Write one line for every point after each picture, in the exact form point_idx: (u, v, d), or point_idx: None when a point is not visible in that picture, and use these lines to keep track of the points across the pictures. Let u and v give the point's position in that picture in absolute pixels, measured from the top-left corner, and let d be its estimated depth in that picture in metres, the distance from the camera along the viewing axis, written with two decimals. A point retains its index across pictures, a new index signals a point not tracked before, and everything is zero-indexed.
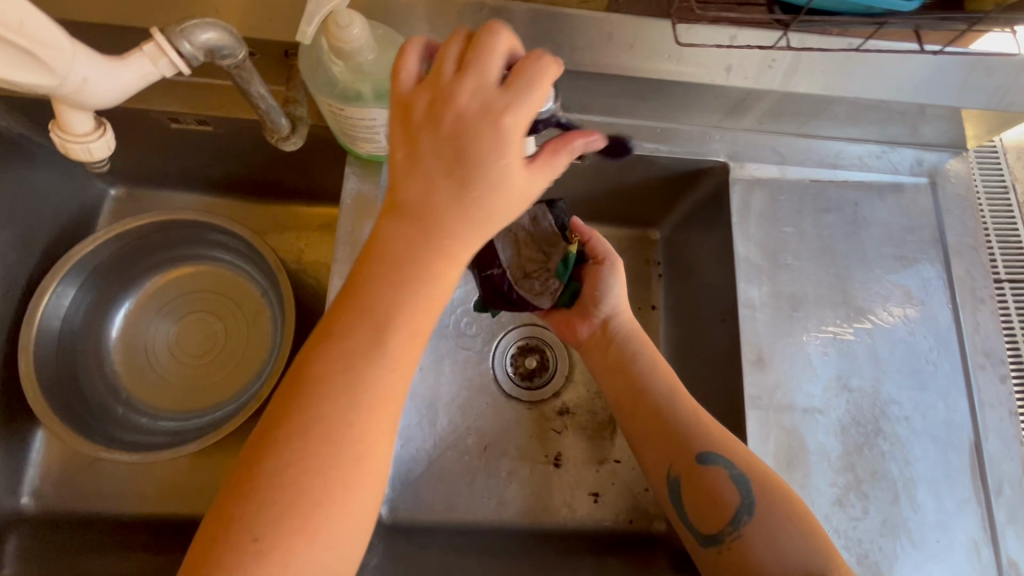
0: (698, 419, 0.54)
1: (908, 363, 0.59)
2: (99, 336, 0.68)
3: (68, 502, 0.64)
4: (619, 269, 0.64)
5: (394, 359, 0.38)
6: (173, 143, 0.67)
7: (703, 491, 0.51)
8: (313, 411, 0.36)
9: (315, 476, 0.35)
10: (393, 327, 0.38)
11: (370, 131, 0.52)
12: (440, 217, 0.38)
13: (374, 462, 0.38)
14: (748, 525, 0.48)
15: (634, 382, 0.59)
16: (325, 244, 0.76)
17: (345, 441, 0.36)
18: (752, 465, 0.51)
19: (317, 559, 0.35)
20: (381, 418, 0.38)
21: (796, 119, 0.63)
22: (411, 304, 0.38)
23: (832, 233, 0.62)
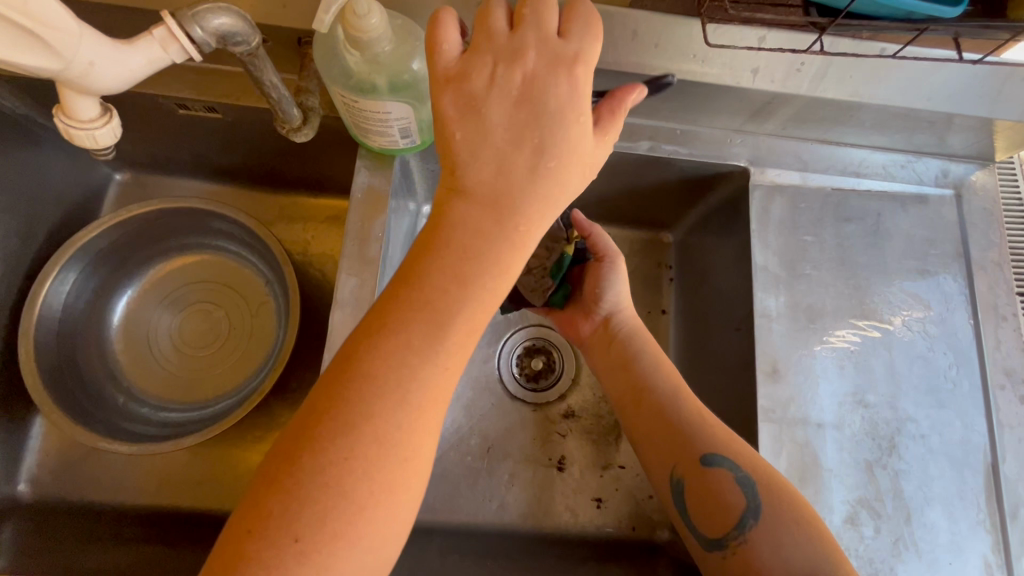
0: (703, 421, 0.53)
1: (926, 380, 0.57)
2: (101, 323, 0.67)
3: (66, 491, 0.63)
4: (620, 267, 0.64)
5: (448, 359, 0.37)
6: (181, 129, 0.65)
7: (706, 494, 0.50)
8: (364, 408, 0.35)
9: (363, 479, 0.34)
10: (448, 327, 0.37)
11: (383, 125, 0.50)
12: (512, 200, 0.38)
13: (418, 464, 0.37)
14: (754, 530, 0.46)
15: (636, 383, 0.58)
16: (332, 237, 0.75)
17: (393, 444, 0.35)
18: (756, 466, 0.49)
19: (358, 561, 0.34)
20: (429, 420, 0.37)
21: (820, 125, 0.61)
22: (474, 304, 0.38)
23: (853, 243, 0.61)
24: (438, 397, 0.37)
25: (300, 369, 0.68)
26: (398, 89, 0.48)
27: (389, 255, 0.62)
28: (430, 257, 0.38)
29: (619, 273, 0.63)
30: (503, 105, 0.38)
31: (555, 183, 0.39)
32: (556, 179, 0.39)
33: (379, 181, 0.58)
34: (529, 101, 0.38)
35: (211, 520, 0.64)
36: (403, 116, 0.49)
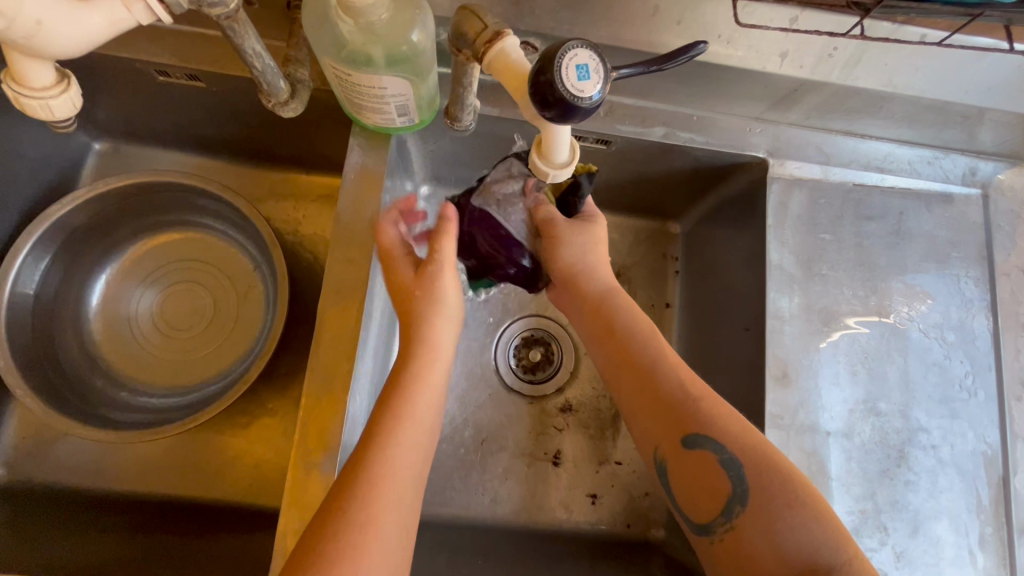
0: (691, 391, 0.48)
1: (940, 389, 0.55)
2: (77, 302, 0.64)
3: (42, 476, 0.61)
4: (577, 229, 0.58)
5: (385, 446, 0.43)
6: (163, 97, 0.61)
7: (692, 475, 0.46)
8: (370, 449, 0.43)
9: (331, 545, 0.38)
10: (384, 423, 0.44)
11: (379, 101, 0.46)
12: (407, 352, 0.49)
13: (377, 537, 0.39)
14: (741, 516, 0.42)
15: (620, 352, 0.53)
16: (323, 218, 0.71)
17: (352, 517, 0.39)
18: (744, 445, 0.44)
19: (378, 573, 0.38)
20: (384, 499, 0.41)
21: (846, 114, 0.57)
22: (411, 406, 0.46)
23: (872, 243, 0.58)
24: (388, 475, 0.42)
25: (288, 355, 0.66)
26: (395, 63, 0.44)
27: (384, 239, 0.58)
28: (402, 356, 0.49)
29: (561, 241, 0.58)
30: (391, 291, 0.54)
31: (439, 325, 0.50)
32: (434, 323, 0.50)
33: (374, 162, 0.55)
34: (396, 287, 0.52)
35: (193, 509, 0.62)
36: (400, 92, 0.45)
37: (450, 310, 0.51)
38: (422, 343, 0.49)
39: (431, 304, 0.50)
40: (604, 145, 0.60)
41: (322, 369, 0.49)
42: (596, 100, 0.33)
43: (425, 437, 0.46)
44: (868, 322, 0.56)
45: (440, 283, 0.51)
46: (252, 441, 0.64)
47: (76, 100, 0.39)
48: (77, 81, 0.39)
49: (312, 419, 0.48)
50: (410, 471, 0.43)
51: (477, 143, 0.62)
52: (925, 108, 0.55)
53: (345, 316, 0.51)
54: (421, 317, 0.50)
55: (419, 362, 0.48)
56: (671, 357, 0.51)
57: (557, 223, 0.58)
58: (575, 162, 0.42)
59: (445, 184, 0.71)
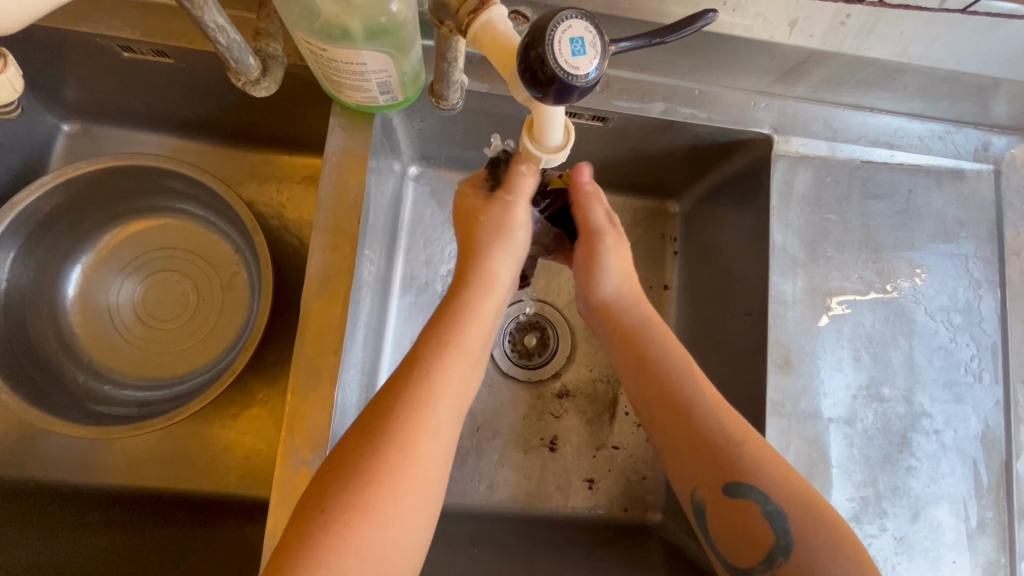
0: (735, 436, 0.46)
1: (945, 372, 0.54)
2: (53, 293, 0.62)
3: (29, 472, 0.59)
4: (613, 241, 0.57)
5: (430, 369, 0.43)
6: (132, 75, 0.58)
7: (731, 522, 0.45)
8: (419, 369, 0.43)
9: (372, 461, 0.39)
10: (431, 348, 0.44)
11: (359, 78, 0.43)
12: (466, 281, 0.50)
13: (418, 459, 0.40)
14: (783, 567, 0.42)
15: (658, 387, 0.50)
16: (308, 201, 0.68)
17: (391, 436, 0.39)
18: (792, 496, 0.43)
19: (410, 499, 0.39)
20: (426, 421, 0.41)
21: (856, 86, 0.54)
22: (460, 333, 0.46)
23: (879, 222, 0.55)
24: (433, 398, 0.42)
25: (277, 344, 0.64)
26: (374, 36, 0.41)
27: (371, 223, 0.55)
28: (460, 285, 0.49)
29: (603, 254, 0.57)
30: (467, 225, 0.53)
31: (499, 257, 0.51)
32: (496, 256, 0.51)
33: (357, 143, 0.52)
34: (502, 225, 0.51)
35: (183, 503, 0.60)
36: (381, 69, 0.42)
37: (514, 245, 0.52)
38: (480, 274, 0.50)
39: (502, 238, 0.51)
40: (601, 122, 0.57)
41: (307, 364, 0.47)
42: (592, 78, 0.30)
43: (472, 361, 0.46)
44: (867, 304, 0.54)
45: (513, 214, 0.52)
46: (241, 432, 0.62)
47: (16, 84, 0.43)
48: (15, 62, 0.43)
49: (299, 416, 0.46)
50: (455, 397, 0.44)
51: (469, 120, 0.59)
52: (939, 80, 0.52)
53: (329, 306, 0.48)
54: (484, 247, 0.51)
55: (472, 292, 0.49)
56: (713, 399, 0.48)
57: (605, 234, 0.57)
58: (570, 146, 0.40)
59: (435, 163, 0.68)
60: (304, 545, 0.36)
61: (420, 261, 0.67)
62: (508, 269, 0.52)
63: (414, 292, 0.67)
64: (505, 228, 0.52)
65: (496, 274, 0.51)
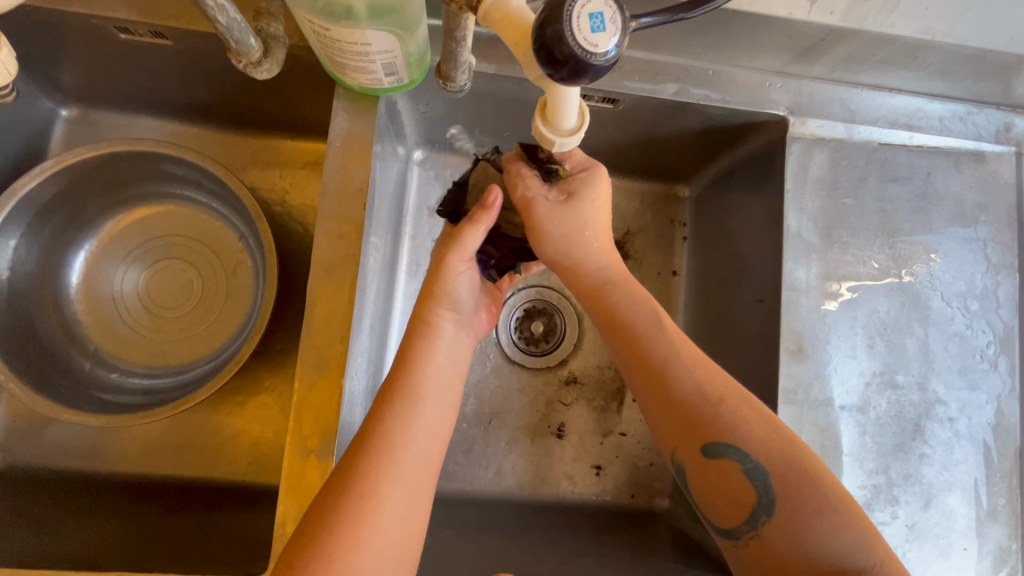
0: (712, 392, 0.45)
1: (960, 359, 0.53)
2: (56, 279, 0.61)
3: (38, 459, 0.60)
4: (558, 208, 0.50)
5: (388, 422, 0.44)
6: (130, 58, 0.56)
7: (713, 483, 0.44)
8: (379, 422, 0.43)
9: (334, 514, 0.39)
10: (391, 399, 0.45)
11: (363, 58, 0.42)
12: (414, 332, 0.49)
13: (380, 511, 0.40)
14: (767, 526, 0.41)
15: (635, 350, 0.49)
16: (311, 186, 0.67)
17: (356, 488, 0.40)
18: (773, 452, 0.42)
19: (375, 550, 0.39)
20: (388, 469, 0.42)
21: (875, 66, 0.53)
22: (419, 382, 0.46)
23: (896, 207, 0.54)
24: (395, 448, 0.42)
25: (282, 332, 0.63)
26: (378, 14, 0.39)
27: (376, 209, 0.55)
28: (415, 331, 0.49)
29: (542, 226, 0.50)
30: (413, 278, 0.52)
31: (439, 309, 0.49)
32: (435, 308, 0.49)
33: (362, 128, 0.50)
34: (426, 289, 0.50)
35: (194, 487, 0.61)
36: (386, 49, 0.41)
37: (457, 299, 0.50)
38: (426, 325, 0.49)
39: (435, 293, 0.49)
40: (611, 104, 0.56)
41: (315, 353, 0.47)
42: (611, 56, 0.29)
43: (437, 406, 0.46)
44: (883, 290, 0.53)
45: (437, 274, 0.49)
46: (249, 419, 0.62)
47: (10, 68, 0.42)
48: (8, 44, 0.41)
49: (307, 404, 0.46)
50: (418, 445, 0.44)
51: (475, 102, 0.57)
52: (962, 58, 0.51)
53: (336, 295, 0.48)
54: (423, 297, 0.50)
55: (424, 339, 0.48)
56: (689, 357, 0.47)
57: (537, 202, 0.50)
58: (584, 129, 0.38)
59: (440, 148, 0.67)
60: None
61: (425, 248, 0.66)
62: (449, 323, 0.50)
63: (419, 280, 0.66)
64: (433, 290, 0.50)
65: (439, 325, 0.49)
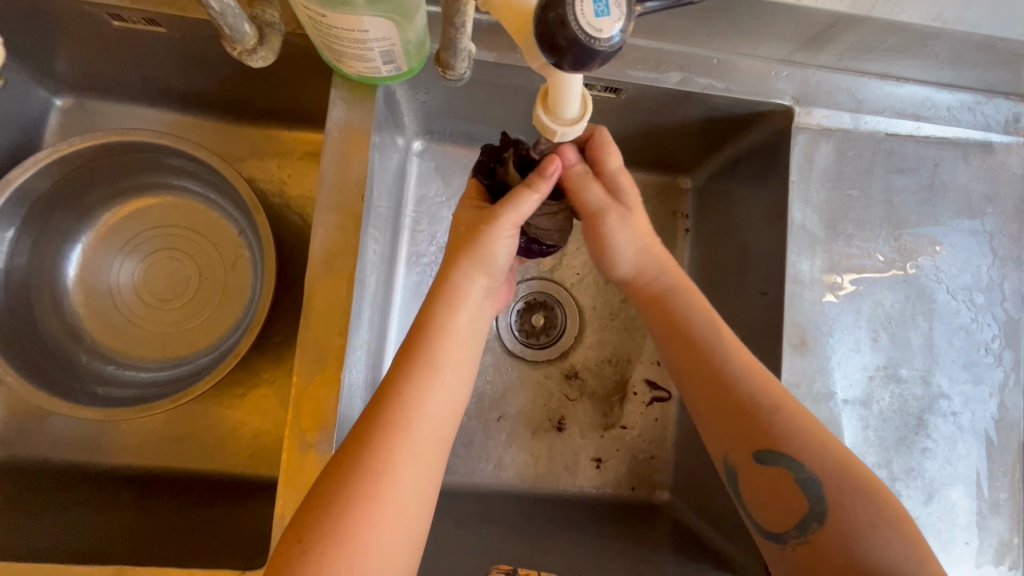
0: (772, 401, 0.46)
1: (965, 353, 0.52)
2: (52, 272, 0.60)
3: (38, 451, 0.60)
4: (628, 217, 0.54)
5: (402, 395, 0.43)
6: (125, 46, 0.55)
7: (763, 488, 0.45)
8: (393, 395, 0.43)
9: (347, 489, 0.39)
10: (404, 370, 0.44)
11: (360, 45, 0.41)
12: (434, 296, 0.47)
13: (393, 486, 0.40)
14: (817, 533, 0.41)
15: (690, 353, 0.50)
16: (309, 177, 0.66)
17: (366, 463, 0.40)
18: (826, 464, 0.43)
19: (387, 524, 0.39)
20: (401, 444, 0.41)
21: (884, 54, 0.52)
22: (434, 353, 0.45)
23: (903, 199, 0.53)
24: (406, 422, 0.42)
25: (281, 324, 0.63)
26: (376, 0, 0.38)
27: (374, 200, 0.54)
28: (434, 299, 0.47)
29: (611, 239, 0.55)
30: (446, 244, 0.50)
31: (468, 269, 0.48)
32: (466, 271, 0.48)
33: (360, 117, 0.49)
34: (475, 248, 0.48)
35: (194, 479, 0.61)
36: (384, 36, 0.40)
37: (491, 265, 0.48)
38: (450, 287, 0.47)
39: (470, 250, 0.48)
40: (614, 93, 0.55)
41: (313, 347, 0.46)
42: (616, 42, 0.28)
43: (450, 378, 0.46)
44: (888, 283, 0.52)
45: (489, 232, 0.47)
46: (249, 412, 0.62)
47: None
48: None
49: (306, 398, 0.46)
50: (431, 418, 0.43)
51: (475, 91, 0.56)
52: (973, 47, 0.50)
53: (334, 287, 0.47)
54: (454, 259, 0.48)
55: (443, 307, 0.47)
56: (746, 367, 0.47)
57: (606, 214, 0.54)
58: (586, 118, 0.38)
59: (440, 138, 0.66)
60: None
61: (425, 240, 0.66)
62: (478, 285, 0.49)
63: (419, 272, 0.65)
64: (477, 247, 0.47)
65: (464, 287, 0.48)
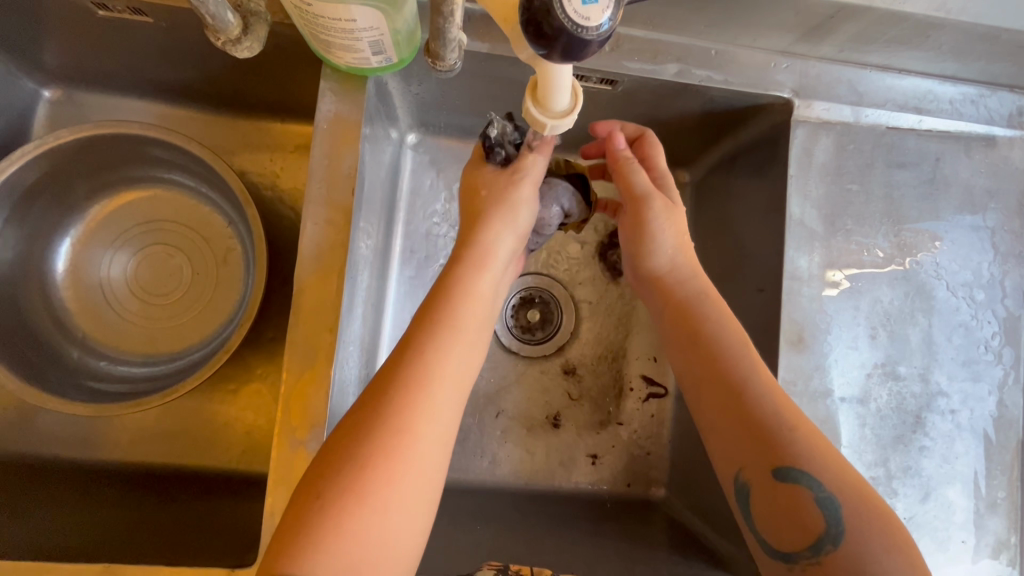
0: (791, 420, 0.44)
1: (965, 350, 0.52)
2: (41, 265, 0.60)
3: (30, 446, 0.59)
4: (667, 209, 0.52)
5: (424, 351, 0.41)
6: (112, 36, 0.54)
7: (778, 506, 0.43)
8: (415, 352, 0.41)
9: (365, 446, 0.38)
10: (427, 325, 0.43)
11: (348, 36, 0.40)
12: (460, 255, 0.47)
13: (415, 443, 0.39)
14: (832, 555, 0.40)
15: (706, 362, 0.49)
16: (302, 170, 0.65)
17: (386, 420, 0.38)
18: (845, 485, 0.41)
19: (407, 482, 0.38)
20: (422, 401, 0.40)
21: (885, 46, 0.51)
22: (457, 311, 0.44)
23: (903, 193, 0.52)
24: (429, 378, 0.40)
25: (274, 319, 0.62)
26: None
27: (366, 194, 0.53)
28: (458, 257, 0.46)
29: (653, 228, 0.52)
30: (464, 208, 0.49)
31: (497, 229, 0.47)
32: (492, 228, 0.47)
33: (350, 110, 0.48)
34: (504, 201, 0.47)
35: (186, 476, 0.60)
36: (372, 26, 0.39)
37: (519, 221, 0.48)
38: (478, 246, 0.47)
39: (503, 205, 0.47)
40: (610, 86, 0.54)
41: (303, 344, 0.46)
42: (604, 30, 0.27)
43: (471, 338, 0.44)
44: (888, 280, 0.52)
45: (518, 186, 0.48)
46: (242, 408, 0.62)
47: None
48: None
49: (295, 396, 0.45)
50: (453, 376, 0.42)
51: (469, 83, 0.55)
52: (976, 38, 0.49)
53: (324, 282, 0.46)
54: (483, 216, 0.47)
55: (469, 265, 0.46)
56: (766, 380, 0.45)
57: (652, 198, 0.52)
58: (577, 111, 0.37)
59: (435, 131, 0.65)
60: (299, 536, 0.35)
61: (419, 235, 0.65)
62: (507, 246, 0.48)
63: (413, 266, 0.65)
64: (506, 199, 0.47)
65: (494, 246, 0.47)
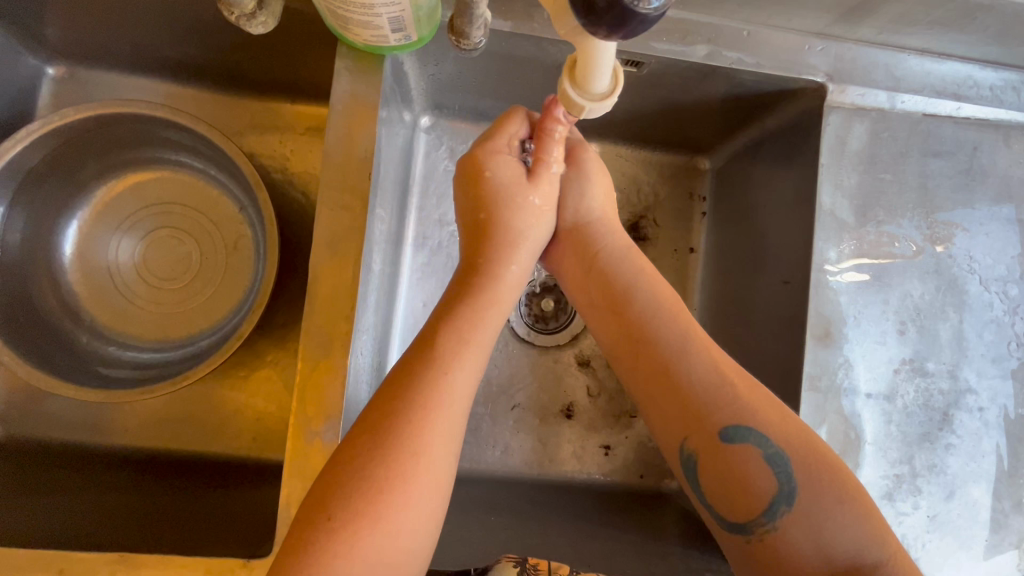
0: (721, 376, 0.45)
1: (996, 346, 0.50)
2: (48, 249, 0.58)
3: (41, 431, 0.59)
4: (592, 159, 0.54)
5: (436, 372, 0.42)
6: (118, 10, 0.52)
7: (722, 471, 0.43)
8: (426, 374, 0.42)
9: (379, 469, 0.38)
10: (445, 346, 0.43)
11: (366, 10, 0.38)
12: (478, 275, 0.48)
13: (427, 464, 0.39)
14: (787, 517, 0.41)
15: (633, 325, 0.49)
16: (313, 153, 0.63)
17: (400, 442, 0.39)
18: (790, 438, 0.43)
19: (417, 504, 0.39)
20: (433, 422, 0.40)
21: (928, 28, 0.48)
22: (470, 330, 0.45)
23: (938, 183, 0.50)
24: (442, 401, 0.41)
25: (286, 305, 0.61)
26: None
27: (382, 178, 0.51)
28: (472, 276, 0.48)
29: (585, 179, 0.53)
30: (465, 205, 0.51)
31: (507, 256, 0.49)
32: (510, 250, 0.49)
33: (366, 91, 0.47)
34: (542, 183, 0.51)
35: (197, 463, 0.60)
36: (393, 1, 0.37)
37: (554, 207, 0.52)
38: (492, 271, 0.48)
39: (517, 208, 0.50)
40: (635, 68, 0.52)
41: (318, 332, 0.44)
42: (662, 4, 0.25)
43: (482, 357, 0.45)
44: (919, 273, 0.50)
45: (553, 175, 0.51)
46: (252, 395, 0.61)
47: None
48: None
49: (311, 387, 0.44)
50: (464, 398, 0.43)
51: (489, 63, 0.53)
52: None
53: (340, 270, 0.45)
54: (499, 233, 0.49)
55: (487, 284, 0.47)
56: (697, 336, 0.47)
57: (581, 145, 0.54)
58: (616, 94, 0.35)
59: (449, 114, 0.63)
60: (308, 554, 0.36)
61: (434, 221, 0.63)
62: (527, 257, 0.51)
63: (427, 254, 0.63)
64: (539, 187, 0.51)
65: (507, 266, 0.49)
